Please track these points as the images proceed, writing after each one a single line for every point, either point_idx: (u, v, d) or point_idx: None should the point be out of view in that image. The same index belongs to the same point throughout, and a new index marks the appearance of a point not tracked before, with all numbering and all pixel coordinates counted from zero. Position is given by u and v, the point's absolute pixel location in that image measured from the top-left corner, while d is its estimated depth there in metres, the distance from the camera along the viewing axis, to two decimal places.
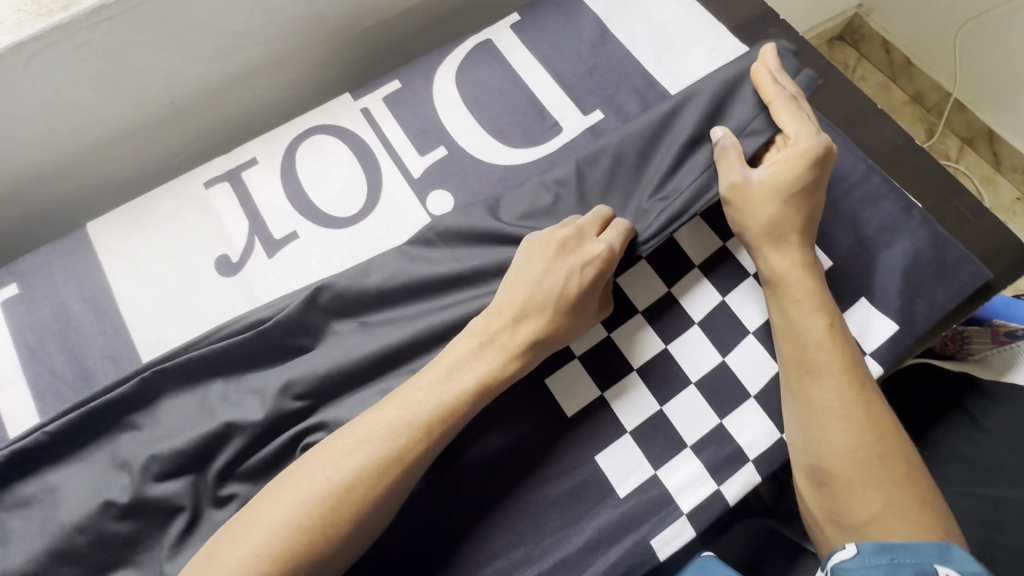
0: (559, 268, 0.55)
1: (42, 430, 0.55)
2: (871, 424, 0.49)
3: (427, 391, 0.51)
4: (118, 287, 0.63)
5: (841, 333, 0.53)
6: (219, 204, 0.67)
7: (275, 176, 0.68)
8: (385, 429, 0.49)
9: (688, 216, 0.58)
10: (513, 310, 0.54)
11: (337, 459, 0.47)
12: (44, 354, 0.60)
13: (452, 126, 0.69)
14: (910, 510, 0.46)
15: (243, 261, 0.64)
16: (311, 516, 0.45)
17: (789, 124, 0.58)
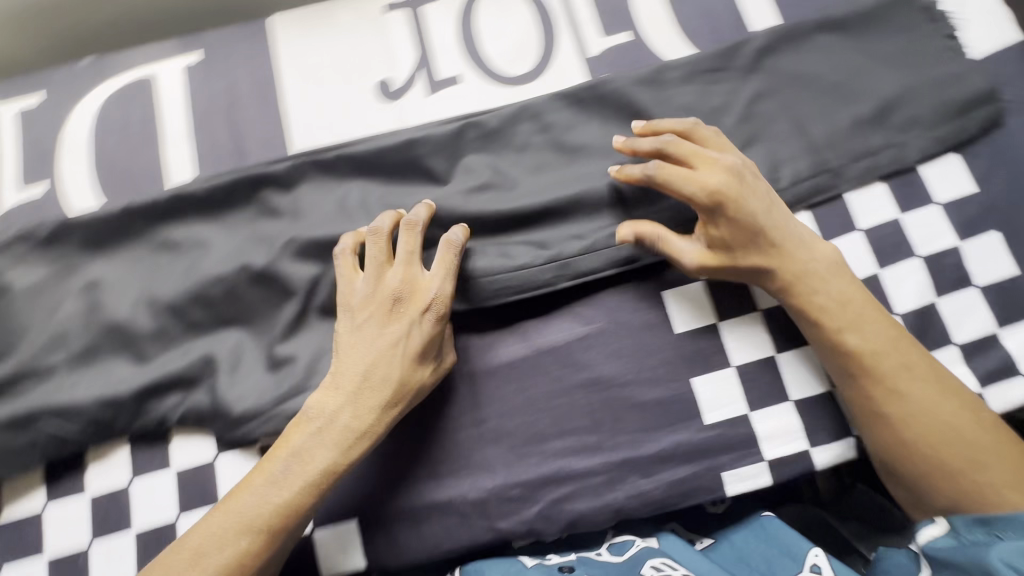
0: (405, 326, 0.52)
1: (201, 186, 0.60)
2: (915, 424, 0.49)
3: (296, 470, 0.49)
4: (285, 81, 0.65)
5: (874, 329, 0.51)
6: (393, 29, 0.66)
7: (452, 17, 0.66)
8: (258, 507, 0.48)
9: (835, 192, 0.58)
10: (353, 381, 0.51)
11: (227, 551, 0.47)
12: (210, 121, 0.64)
13: (644, 13, 0.65)
14: (979, 483, 0.47)
15: (402, 91, 0.64)
16: None
17: (687, 185, 0.52)
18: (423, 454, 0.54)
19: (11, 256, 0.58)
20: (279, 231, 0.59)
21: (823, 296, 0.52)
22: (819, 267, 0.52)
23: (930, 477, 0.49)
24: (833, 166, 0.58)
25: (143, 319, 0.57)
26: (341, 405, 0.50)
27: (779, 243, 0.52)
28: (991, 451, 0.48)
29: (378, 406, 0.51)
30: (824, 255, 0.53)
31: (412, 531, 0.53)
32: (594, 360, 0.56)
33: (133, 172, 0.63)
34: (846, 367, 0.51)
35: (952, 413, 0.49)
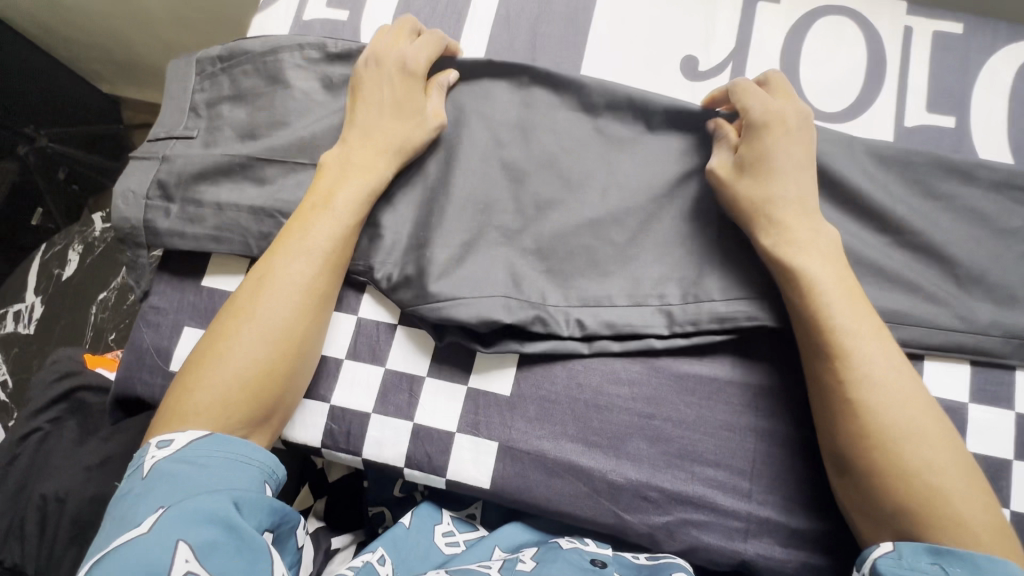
0: (389, 94, 0.57)
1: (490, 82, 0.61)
2: (901, 406, 0.45)
3: (245, 309, 0.50)
4: (598, 15, 0.64)
5: (857, 310, 0.48)
6: (721, 11, 0.64)
7: (784, 24, 0.63)
8: (232, 344, 0.49)
9: None
10: (297, 237, 0.52)
11: (269, 308, 0.50)
12: (514, 21, 0.64)
13: (981, 107, 0.60)
14: (908, 467, 0.43)
15: (706, 75, 0.62)
16: (224, 421, 0.47)
17: (754, 102, 0.54)
18: (581, 418, 0.54)
19: (303, 65, 0.62)
20: (540, 153, 0.60)
21: (812, 262, 0.49)
22: (796, 202, 0.51)
23: (861, 441, 0.45)
24: None
25: None
26: (370, 172, 0.55)
27: (796, 191, 0.52)
28: (927, 435, 0.44)
29: (381, 167, 0.55)
30: (829, 233, 0.51)
31: (541, 481, 0.53)
32: (781, 414, 0.54)
33: None
34: (817, 332, 0.48)
35: (883, 379, 0.46)
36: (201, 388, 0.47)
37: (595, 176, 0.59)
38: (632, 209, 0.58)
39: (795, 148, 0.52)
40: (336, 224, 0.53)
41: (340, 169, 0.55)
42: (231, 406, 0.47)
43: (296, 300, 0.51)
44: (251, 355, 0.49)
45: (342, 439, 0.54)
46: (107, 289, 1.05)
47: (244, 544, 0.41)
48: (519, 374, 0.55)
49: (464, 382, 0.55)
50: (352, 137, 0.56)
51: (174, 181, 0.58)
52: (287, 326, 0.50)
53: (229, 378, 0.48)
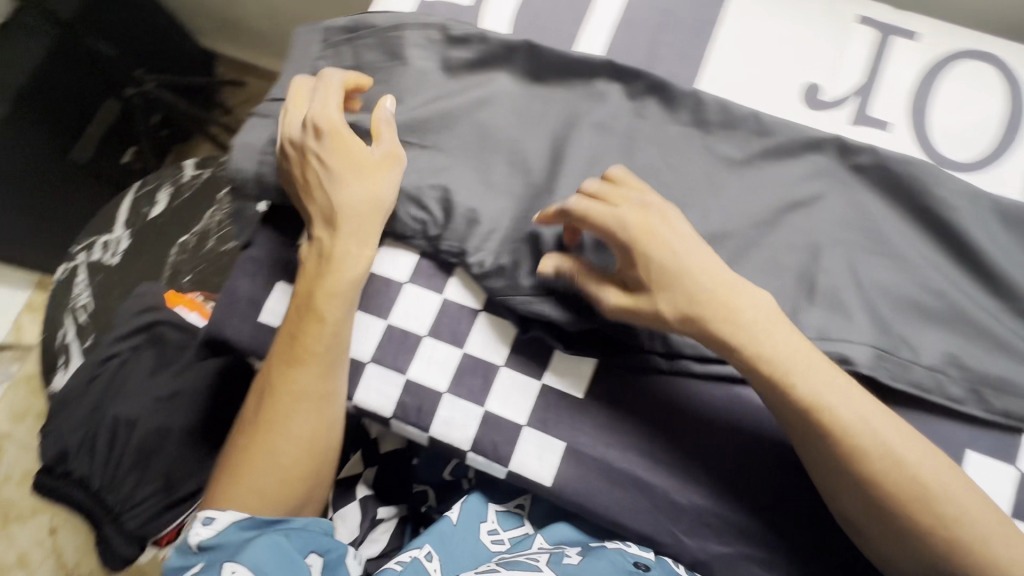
0: (329, 137, 0.56)
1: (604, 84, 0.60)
2: (892, 476, 0.44)
3: (253, 415, 0.55)
4: (722, 30, 0.63)
5: (827, 384, 0.46)
6: (852, 41, 0.62)
7: (919, 64, 0.61)
8: (254, 451, 0.53)
9: None
10: (289, 330, 0.55)
11: (282, 430, 0.54)
12: (636, 26, 0.64)
13: None
14: (925, 526, 0.44)
15: (828, 105, 0.60)
16: (283, 496, 0.54)
17: (596, 223, 0.50)
18: (652, 434, 0.54)
19: (425, 42, 0.63)
20: (645, 162, 0.59)
21: (766, 344, 0.47)
22: (714, 281, 0.48)
23: (882, 517, 0.45)
24: None
25: (495, 162, 0.60)
26: (353, 250, 0.55)
27: (694, 264, 0.48)
28: (932, 488, 0.44)
29: (364, 222, 0.55)
30: (766, 299, 0.49)
31: (603, 489, 0.53)
32: None
33: (548, 31, 0.64)
34: (803, 423, 0.46)
35: (879, 452, 0.44)
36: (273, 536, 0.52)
37: (699, 193, 0.58)
38: (731, 232, 0.57)
39: (677, 243, 0.49)
40: (336, 302, 0.54)
41: (322, 267, 0.55)
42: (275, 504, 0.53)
43: (312, 401, 0.54)
44: (293, 442, 0.54)
45: (413, 414, 0.56)
46: (188, 233, 1.10)
47: (286, 559, 0.50)
48: (595, 379, 0.55)
49: (538, 377, 0.56)
50: (312, 198, 0.56)
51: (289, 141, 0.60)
52: (315, 429, 0.54)
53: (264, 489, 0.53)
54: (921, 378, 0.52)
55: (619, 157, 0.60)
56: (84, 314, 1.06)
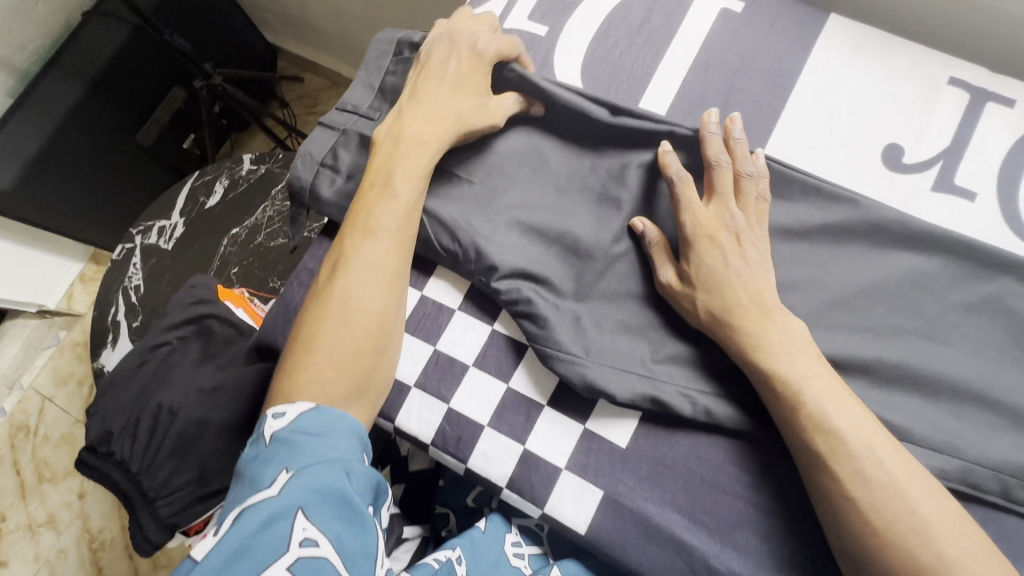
0: (456, 72, 0.58)
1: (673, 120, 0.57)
2: (896, 500, 0.44)
3: (327, 285, 0.54)
4: (803, 83, 0.61)
5: (818, 372, 0.48)
6: (942, 106, 0.59)
7: (1012, 133, 0.57)
8: (325, 303, 0.53)
9: None
10: (373, 190, 0.56)
11: (352, 294, 0.53)
12: (714, 71, 0.62)
13: None
14: (917, 562, 0.43)
15: (910, 170, 0.57)
16: (344, 359, 0.51)
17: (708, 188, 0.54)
18: (692, 491, 0.52)
19: None
20: None
21: (796, 354, 0.48)
22: (766, 290, 0.51)
23: (880, 550, 0.44)
24: None
25: (555, 196, 0.59)
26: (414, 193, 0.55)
27: (752, 270, 0.51)
28: (930, 528, 0.43)
29: (446, 139, 0.56)
30: (792, 322, 0.50)
31: (638, 544, 0.52)
32: None
33: (621, 69, 0.64)
34: (802, 438, 0.47)
35: (881, 482, 0.44)
36: (308, 357, 0.51)
37: None
38: (795, 291, 0.55)
39: (741, 253, 0.52)
40: (409, 199, 0.55)
41: (387, 180, 0.56)
42: (327, 365, 0.51)
43: (376, 298, 0.53)
44: (369, 301, 0.53)
45: (452, 444, 0.55)
46: (240, 225, 1.13)
47: (352, 511, 0.45)
48: (640, 430, 0.54)
49: (582, 421, 0.55)
50: (408, 108, 0.58)
51: (346, 159, 0.61)
52: (374, 308, 0.53)
53: (328, 330, 0.52)
54: (983, 479, 0.49)
55: None
56: (136, 295, 1.10)
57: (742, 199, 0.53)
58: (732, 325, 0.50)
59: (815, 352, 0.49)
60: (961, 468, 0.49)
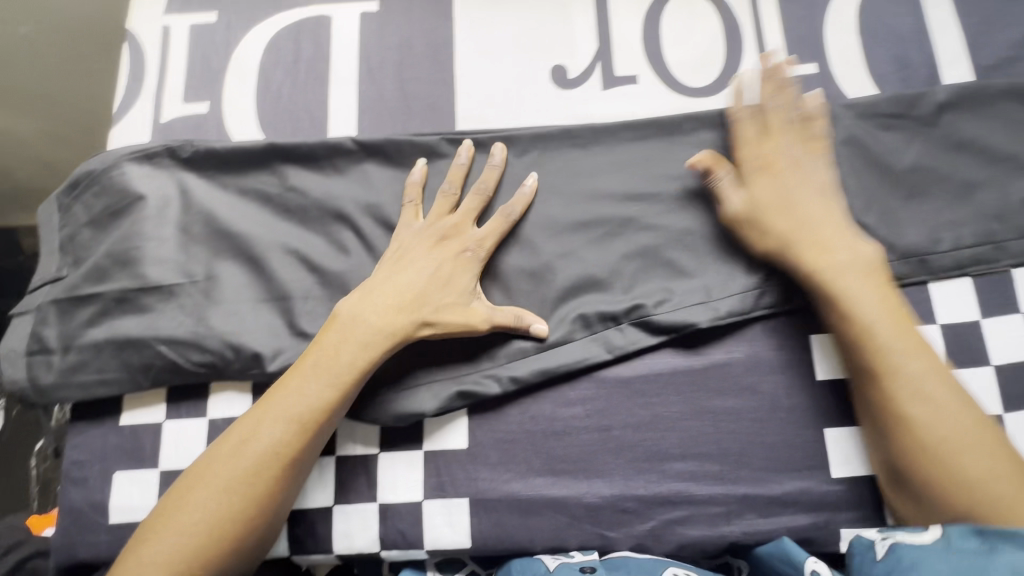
0: (435, 263, 0.53)
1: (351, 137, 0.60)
2: (959, 414, 0.47)
3: (218, 452, 0.48)
4: (460, 48, 0.64)
5: (963, 430, 0.46)
6: (576, 17, 0.65)
7: (637, 15, 0.65)
8: (212, 474, 0.47)
9: (999, 268, 0.57)
10: (302, 399, 0.49)
11: (232, 460, 0.48)
12: (380, 74, 0.64)
13: (833, 48, 0.63)
14: (907, 424, 0.47)
15: (578, 81, 0.63)
16: (212, 530, 0.46)
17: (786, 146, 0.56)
18: (542, 448, 0.54)
19: (152, 171, 0.59)
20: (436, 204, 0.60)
21: (882, 325, 0.49)
22: (847, 264, 0.51)
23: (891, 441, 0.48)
24: (1005, 246, 0.57)
25: (291, 259, 0.57)
26: (342, 387, 0.50)
27: (802, 191, 0.54)
28: (918, 396, 0.48)
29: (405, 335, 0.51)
30: (850, 264, 0.51)
31: (519, 523, 0.52)
32: (717, 395, 0.55)
33: (296, 110, 0.63)
34: (885, 404, 0.49)
35: (917, 391, 0.48)
36: (191, 511, 0.46)
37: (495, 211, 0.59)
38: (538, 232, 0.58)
39: (805, 199, 0.54)
40: (333, 385, 0.50)
41: (319, 378, 0.50)
42: (202, 533, 0.45)
43: (274, 462, 0.48)
44: (247, 465, 0.47)
45: (312, 540, 0.53)
46: (42, 437, 0.98)
47: None
48: (472, 423, 0.54)
49: (419, 447, 0.54)
50: (384, 267, 0.54)
51: (50, 334, 0.55)
52: (259, 477, 0.47)
53: (229, 484, 0.47)
54: (741, 303, 0.55)
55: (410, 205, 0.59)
56: None
57: (818, 148, 0.56)
58: (757, 217, 0.54)
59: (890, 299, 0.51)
60: (723, 305, 0.55)
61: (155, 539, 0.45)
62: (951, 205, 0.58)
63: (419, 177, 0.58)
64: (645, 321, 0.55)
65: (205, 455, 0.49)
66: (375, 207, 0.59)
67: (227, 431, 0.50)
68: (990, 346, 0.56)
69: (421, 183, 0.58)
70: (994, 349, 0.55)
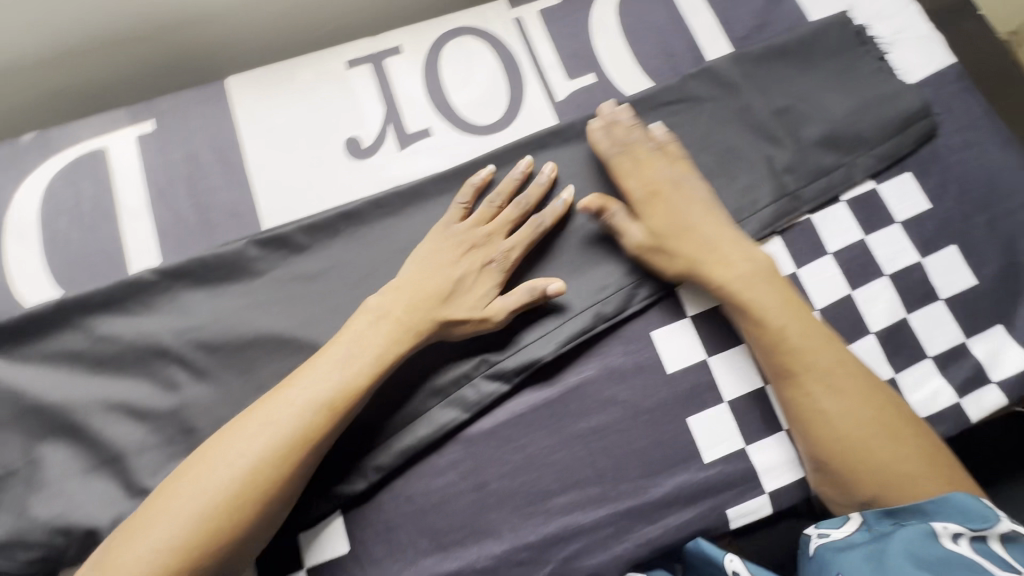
0: (461, 271, 0.56)
1: (151, 269, 0.57)
2: (865, 398, 0.52)
3: (231, 441, 0.47)
4: (249, 147, 0.62)
5: (863, 425, 0.51)
6: (357, 86, 0.65)
7: (416, 69, 0.65)
8: (214, 465, 0.46)
9: (799, 217, 0.61)
10: (320, 387, 0.49)
11: (238, 451, 0.47)
12: (172, 194, 0.61)
13: (605, 55, 0.66)
14: (822, 422, 0.52)
15: (374, 149, 0.63)
16: (208, 517, 0.44)
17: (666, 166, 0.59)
18: (424, 525, 0.53)
19: None
20: (260, 310, 0.57)
21: (813, 349, 0.53)
22: (751, 273, 0.55)
23: (806, 438, 0.52)
24: (799, 196, 0.61)
25: (117, 415, 0.54)
26: (349, 378, 0.50)
27: (719, 236, 0.57)
28: (846, 410, 0.52)
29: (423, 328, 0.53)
30: (798, 326, 0.53)
31: None
32: (581, 417, 0.55)
33: (92, 256, 0.59)
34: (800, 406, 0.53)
35: (867, 412, 0.52)
36: (215, 469, 0.46)
37: (323, 302, 0.58)
38: None
39: (711, 231, 0.57)
40: (339, 374, 0.50)
41: (325, 366, 0.51)
42: (223, 491, 0.45)
43: (290, 451, 0.48)
44: (255, 452, 0.47)
45: None
46: None
47: None
48: (349, 524, 0.53)
49: (301, 566, 0.52)
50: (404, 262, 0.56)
51: None
52: (263, 464, 0.46)
53: (235, 470, 0.46)
54: (579, 322, 0.57)
55: (234, 320, 0.57)
56: None
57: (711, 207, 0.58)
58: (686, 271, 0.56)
59: (796, 311, 0.55)
60: (564, 330, 0.56)
61: (168, 501, 0.45)
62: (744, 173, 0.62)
63: (507, 185, 0.59)
64: (494, 369, 0.55)
65: (233, 419, 0.49)
66: (196, 333, 0.56)
67: (237, 419, 0.49)
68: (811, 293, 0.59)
69: (467, 194, 0.59)
70: (817, 293, 0.59)
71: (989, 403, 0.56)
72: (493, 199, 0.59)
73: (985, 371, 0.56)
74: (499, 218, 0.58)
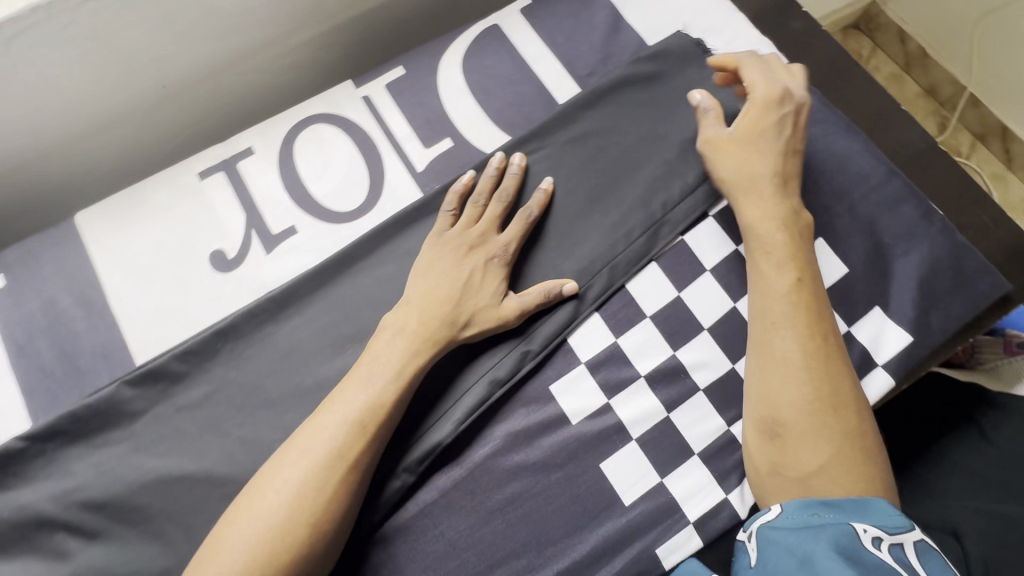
0: (467, 271, 0.56)
1: (16, 437, 0.53)
2: (834, 388, 0.50)
3: (286, 461, 0.47)
4: (109, 282, 0.60)
5: (820, 416, 0.49)
6: (214, 196, 0.63)
7: (272, 167, 0.64)
8: (267, 495, 0.46)
9: (673, 240, 0.62)
10: (360, 405, 0.49)
11: (287, 480, 0.46)
12: (33, 350, 0.58)
13: (458, 117, 0.66)
14: (794, 394, 0.50)
15: (241, 258, 0.61)
16: (268, 541, 0.44)
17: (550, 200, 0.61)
18: None
19: None
20: (144, 453, 0.55)
21: (783, 318, 0.52)
22: (765, 218, 0.56)
23: (763, 402, 0.52)
24: (669, 219, 0.62)
25: None
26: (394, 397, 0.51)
27: (744, 172, 0.58)
28: (821, 389, 0.50)
29: (448, 333, 0.54)
30: (780, 292, 0.53)
31: None
32: (494, 488, 0.55)
33: None
34: (769, 365, 0.52)
35: (840, 396, 0.50)
36: (265, 498, 0.46)
37: (210, 428, 0.55)
38: (263, 427, 0.55)
39: (759, 169, 0.57)
40: (372, 389, 0.50)
41: (371, 378, 0.51)
42: (278, 520, 0.45)
43: (334, 470, 0.47)
44: (305, 472, 0.47)
45: None
46: None
47: None
48: None
49: None
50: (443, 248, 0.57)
51: None
52: (314, 483, 0.46)
53: (291, 489, 0.46)
54: (474, 394, 0.56)
55: (117, 471, 0.54)
56: None
57: (782, 171, 0.57)
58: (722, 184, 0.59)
59: (796, 280, 0.53)
60: (459, 408, 0.55)
61: (229, 528, 0.45)
62: (613, 204, 0.62)
63: (486, 182, 0.60)
64: (399, 461, 0.54)
65: (279, 447, 0.49)
66: (77, 494, 0.53)
67: (288, 440, 0.49)
68: (697, 313, 0.60)
69: (456, 200, 0.59)
70: (699, 314, 0.60)
71: (882, 386, 0.57)
72: (482, 197, 0.59)
73: (871, 356, 0.58)
74: (490, 220, 0.58)
